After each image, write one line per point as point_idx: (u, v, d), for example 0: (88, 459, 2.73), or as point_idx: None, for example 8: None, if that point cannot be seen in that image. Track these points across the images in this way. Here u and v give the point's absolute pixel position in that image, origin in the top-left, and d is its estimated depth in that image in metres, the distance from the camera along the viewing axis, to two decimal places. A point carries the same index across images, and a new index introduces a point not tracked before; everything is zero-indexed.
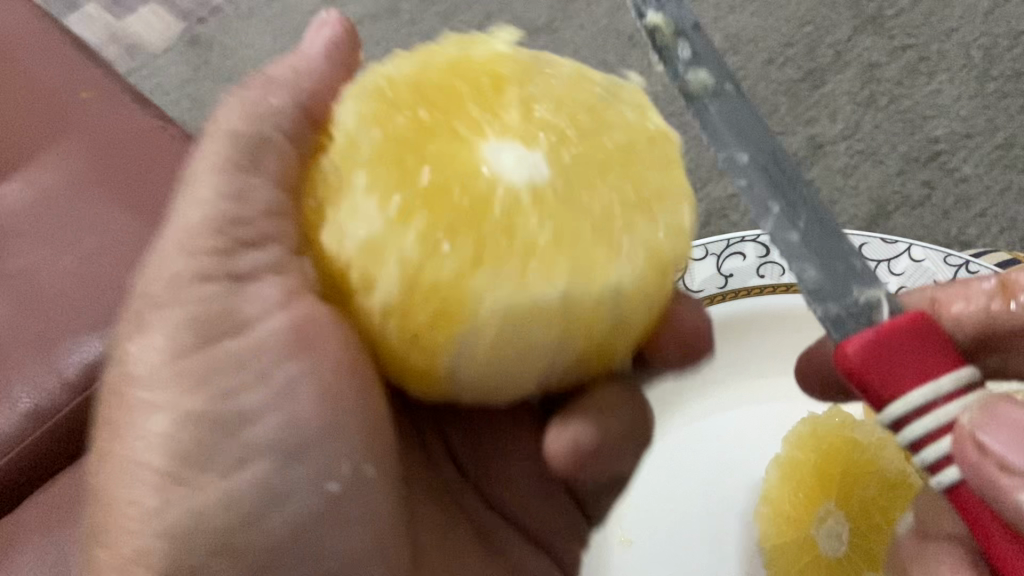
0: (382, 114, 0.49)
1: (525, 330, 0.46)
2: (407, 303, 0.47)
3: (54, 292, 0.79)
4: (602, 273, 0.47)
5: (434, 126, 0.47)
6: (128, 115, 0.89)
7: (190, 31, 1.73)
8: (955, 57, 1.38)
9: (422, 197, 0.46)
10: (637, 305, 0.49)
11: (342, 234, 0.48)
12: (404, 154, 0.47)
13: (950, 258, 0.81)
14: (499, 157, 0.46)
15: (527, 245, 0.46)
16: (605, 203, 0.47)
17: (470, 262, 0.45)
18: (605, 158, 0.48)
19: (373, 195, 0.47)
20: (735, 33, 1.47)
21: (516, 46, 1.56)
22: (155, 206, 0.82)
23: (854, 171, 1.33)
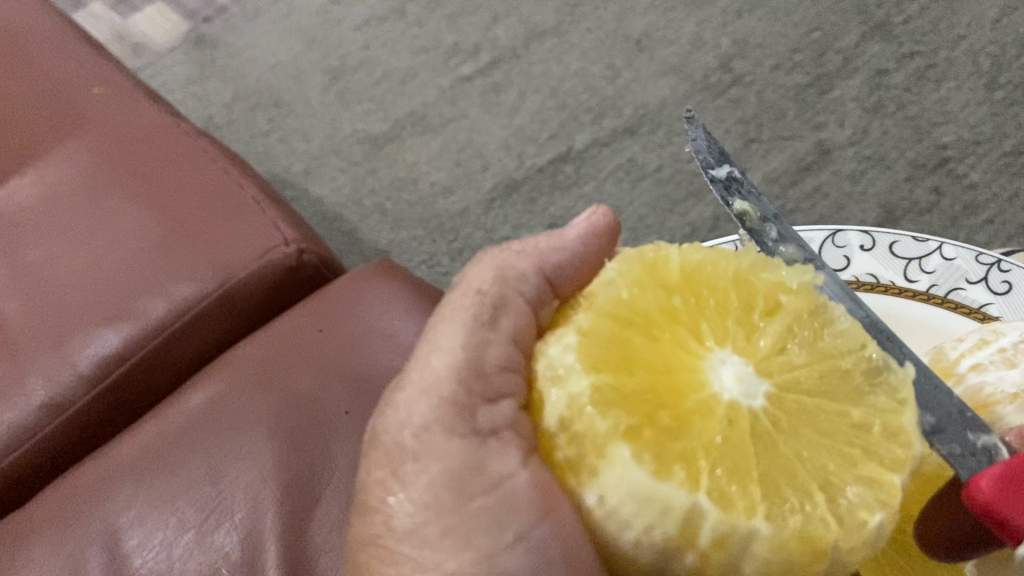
0: (649, 281, 0.43)
1: (686, 532, 0.38)
2: (576, 451, 0.40)
3: (71, 286, 0.78)
4: (749, 520, 0.38)
5: (684, 315, 0.42)
6: (143, 111, 0.89)
7: (195, 29, 1.73)
8: (964, 65, 1.37)
9: (629, 360, 0.40)
10: (788, 560, 0.38)
11: (544, 361, 0.44)
12: (634, 326, 0.42)
13: (982, 258, 0.81)
14: (720, 374, 0.40)
15: (753, 432, 0.39)
16: (806, 456, 0.40)
17: (645, 441, 0.38)
18: (836, 438, 0.40)
19: (577, 345, 0.42)
20: (743, 39, 1.47)
21: (524, 50, 1.55)
22: (171, 201, 0.82)
23: (862, 177, 1.33)
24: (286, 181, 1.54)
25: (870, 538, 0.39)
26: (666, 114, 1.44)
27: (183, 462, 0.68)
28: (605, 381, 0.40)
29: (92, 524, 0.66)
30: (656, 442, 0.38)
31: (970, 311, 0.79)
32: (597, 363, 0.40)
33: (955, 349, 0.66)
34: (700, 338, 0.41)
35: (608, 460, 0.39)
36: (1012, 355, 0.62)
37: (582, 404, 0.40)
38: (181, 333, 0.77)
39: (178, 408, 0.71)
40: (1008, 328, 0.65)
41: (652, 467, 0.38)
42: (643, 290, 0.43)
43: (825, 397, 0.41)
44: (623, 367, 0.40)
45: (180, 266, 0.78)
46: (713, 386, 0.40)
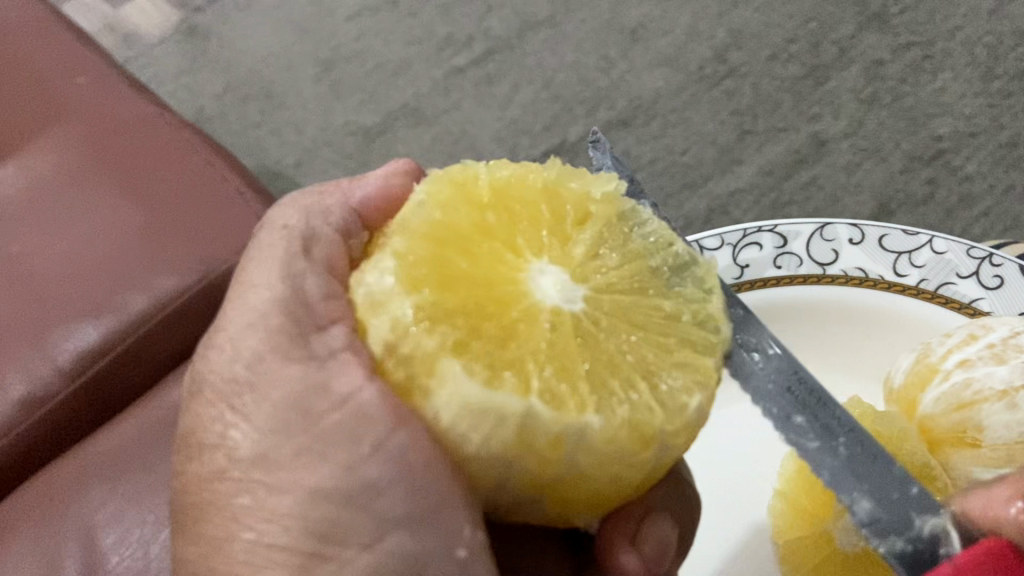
0: (460, 201, 0.45)
1: (523, 438, 0.39)
2: (406, 373, 0.41)
3: (51, 278, 0.77)
4: (580, 415, 0.39)
5: (497, 230, 0.44)
6: (126, 101, 0.87)
7: (186, 20, 1.71)
8: (960, 56, 1.36)
9: (451, 278, 0.41)
10: (617, 450, 0.40)
11: (360, 291, 0.45)
12: (448, 242, 0.43)
13: (976, 251, 0.79)
14: (541, 282, 0.42)
15: (565, 327, 0.41)
16: (626, 350, 0.42)
17: (474, 352, 0.39)
18: (650, 329, 0.43)
19: (394, 267, 0.43)
20: (738, 30, 1.46)
21: (517, 40, 1.54)
22: (153, 193, 0.81)
23: (858, 168, 1.32)
24: (277, 173, 1.53)
25: (692, 420, 0.41)
26: (661, 106, 1.43)
27: (161, 457, 0.67)
28: (428, 295, 0.41)
29: (69, 520, 0.65)
30: (488, 356, 0.39)
31: (959, 307, 0.78)
32: (411, 281, 0.42)
33: (941, 344, 0.69)
34: (528, 250, 0.43)
35: (439, 379, 0.40)
36: (1001, 350, 0.66)
37: (405, 324, 0.41)
38: (163, 328, 0.76)
39: (158, 402, 0.70)
40: (994, 322, 0.69)
41: (483, 380, 0.39)
42: (451, 209, 0.44)
43: (636, 294, 0.44)
44: (447, 283, 0.41)
45: (162, 259, 0.77)
46: (545, 290, 0.42)
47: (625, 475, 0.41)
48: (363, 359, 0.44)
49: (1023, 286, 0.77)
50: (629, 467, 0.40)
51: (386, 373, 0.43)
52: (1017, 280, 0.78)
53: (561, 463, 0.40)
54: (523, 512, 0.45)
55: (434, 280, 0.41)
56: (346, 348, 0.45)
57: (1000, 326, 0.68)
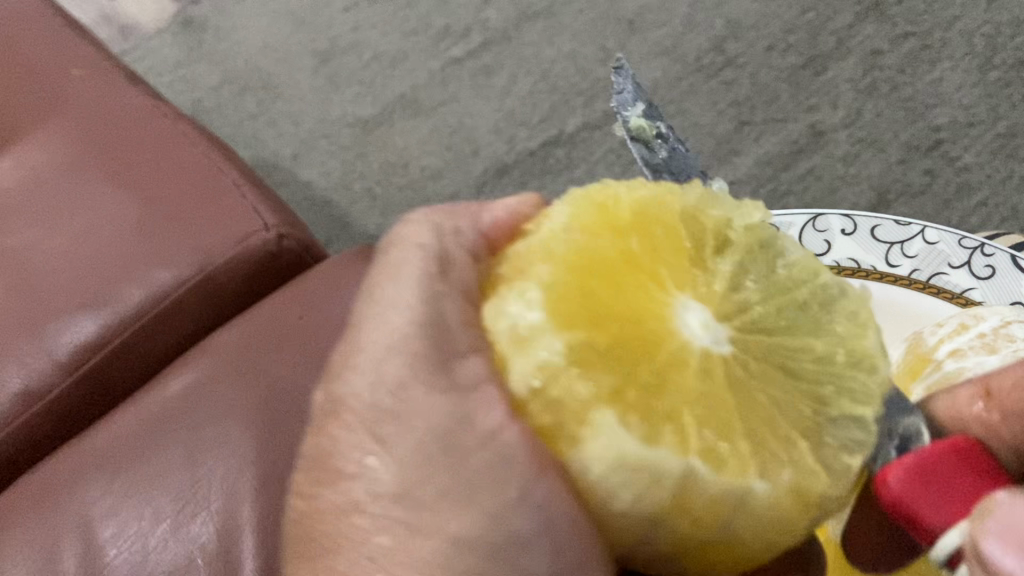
0: (602, 224, 0.41)
1: (679, 501, 0.37)
2: (552, 418, 0.38)
3: (49, 272, 0.77)
4: (749, 479, 0.37)
5: (641, 260, 0.39)
6: (121, 93, 0.87)
7: (182, 11, 1.71)
8: (958, 45, 1.36)
9: (602, 314, 0.38)
10: (776, 512, 0.38)
11: (504, 323, 0.41)
12: (596, 272, 0.39)
13: (966, 241, 0.80)
14: (690, 320, 0.38)
15: (718, 375, 0.38)
16: (783, 400, 0.40)
17: (634, 411, 0.37)
18: (800, 379, 0.41)
19: (541, 303, 0.39)
20: (736, 20, 1.45)
21: (515, 31, 1.53)
22: (150, 185, 0.80)
23: (856, 159, 1.32)
24: (275, 166, 1.53)
25: (851, 481, 0.41)
26: (658, 97, 1.42)
27: (159, 450, 0.67)
28: (582, 339, 0.37)
29: (68, 512, 0.65)
30: (647, 410, 0.37)
31: (951, 297, 0.78)
32: (561, 317, 0.38)
33: (933, 335, 0.72)
34: (694, 284, 0.40)
35: (596, 434, 0.37)
36: (991, 340, 0.67)
37: (551, 368, 0.38)
38: (160, 320, 0.76)
39: (156, 395, 0.70)
40: (985, 313, 0.70)
41: (643, 436, 0.36)
42: (602, 236, 0.40)
43: (785, 334, 0.41)
44: (598, 322, 0.38)
45: (158, 252, 0.77)
46: (703, 329, 0.38)
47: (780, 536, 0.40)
48: (503, 397, 0.41)
49: (1012, 275, 0.78)
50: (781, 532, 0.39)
51: (525, 415, 0.40)
52: (1008, 270, 0.78)
53: (713, 525, 0.38)
54: (653, 564, 0.42)
55: (573, 317, 0.38)
56: (488, 379, 0.42)
57: (991, 317, 0.69)
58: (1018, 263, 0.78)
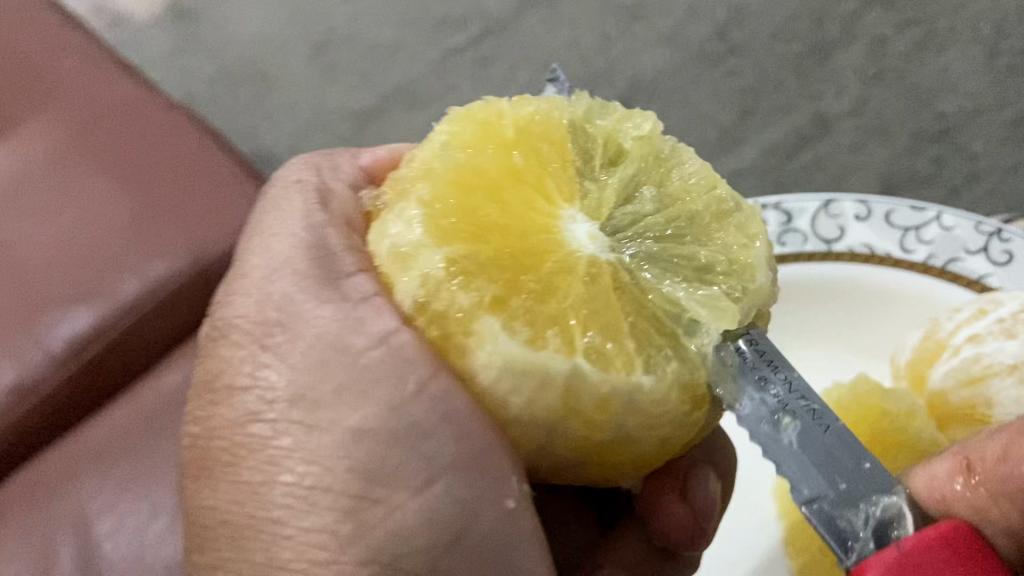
0: (481, 141, 0.45)
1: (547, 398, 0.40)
2: (440, 331, 0.41)
3: (41, 263, 0.75)
4: (632, 374, 0.40)
5: (523, 174, 0.43)
6: (114, 81, 0.85)
7: (176, 3, 1.68)
8: (965, 32, 1.34)
9: (484, 228, 0.41)
10: (665, 414, 0.41)
11: (388, 243, 0.44)
12: (478, 187, 0.43)
13: (984, 226, 0.77)
14: (576, 232, 0.42)
15: (593, 278, 0.42)
16: (660, 306, 0.43)
17: (535, 310, 0.40)
18: (681, 271, 0.44)
19: (421, 219, 0.42)
20: (740, 9, 1.43)
21: (515, 21, 1.51)
22: (143, 174, 0.78)
23: (862, 147, 1.30)
24: (270, 158, 1.50)
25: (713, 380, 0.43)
26: (661, 86, 1.40)
27: (155, 445, 0.65)
28: (461, 249, 0.40)
29: (60, 509, 0.63)
30: (529, 313, 0.39)
31: (968, 283, 0.77)
32: (439, 231, 0.41)
33: (949, 321, 0.70)
34: (598, 204, 0.44)
35: (480, 342, 0.40)
36: (1011, 324, 0.66)
37: (433, 280, 0.41)
38: (157, 313, 0.74)
39: (150, 388, 0.68)
40: (1003, 294, 0.69)
41: (526, 338, 0.39)
42: (471, 152, 0.44)
43: (672, 240, 0.45)
44: (472, 234, 0.41)
45: (154, 242, 0.75)
46: (584, 235, 0.42)
47: (666, 439, 0.42)
48: (394, 308, 0.43)
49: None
50: (670, 425, 0.41)
51: (418, 328, 0.42)
52: None
53: (600, 428, 0.40)
54: (562, 472, 0.44)
55: (457, 231, 0.41)
56: (376, 294, 0.44)
57: (1011, 299, 0.68)
58: None
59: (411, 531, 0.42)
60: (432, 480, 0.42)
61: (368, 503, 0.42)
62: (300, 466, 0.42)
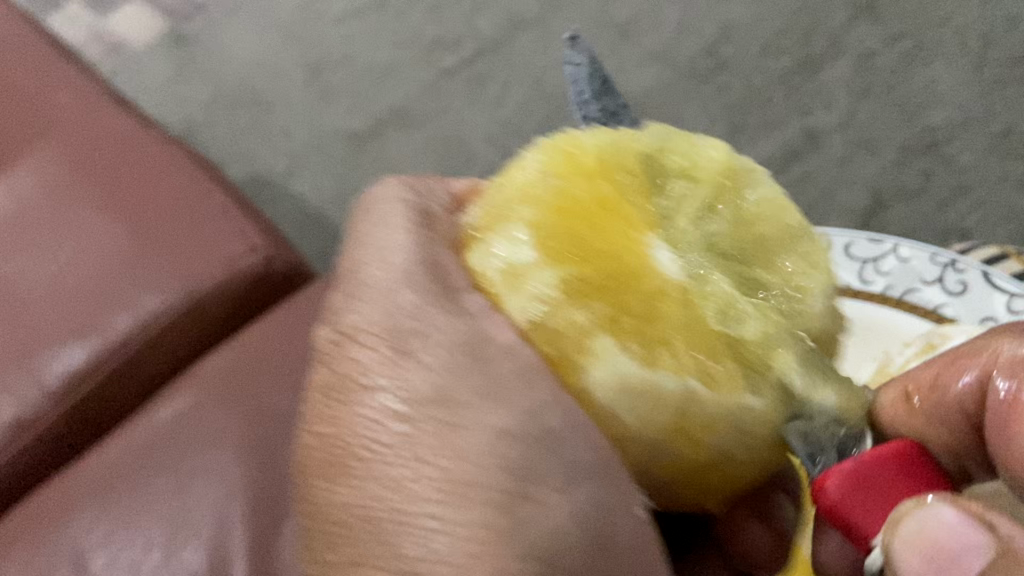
0: (568, 167, 0.40)
1: (554, 335, 0.37)
2: (557, 351, 0.38)
3: (37, 299, 0.76)
4: (738, 396, 0.38)
5: (613, 200, 0.39)
6: (108, 118, 0.86)
7: (172, 28, 1.70)
8: (951, 43, 1.35)
9: (586, 252, 0.37)
10: (641, 401, 0.36)
11: (491, 264, 0.40)
12: (598, 172, 0.39)
13: (939, 257, 0.79)
14: (661, 256, 0.38)
15: (693, 297, 0.38)
16: (763, 338, 0.39)
17: (568, 271, 0.37)
18: (742, 273, 0.40)
19: (529, 237, 0.38)
20: (729, 24, 1.45)
21: (507, 40, 1.52)
22: (138, 209, 0.80)
23: (851, 161, 1.31)
24: (268, 182, 1.52)
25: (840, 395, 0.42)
26: (652, 104, 1.42)
27: (149, 477, 0.66)
28: (577, 280, 0.37)
29: (57, 544, 0.64)
30: (643, 343, 0.36)
31: (924, 313, 0.78)
32: (531, 263, 0.38)
33: (901, 355, 0.75)
34: (679, 234, 0.39)
35: (595, 371, 0.37)
36: (934, 343, 0.72)
37: (536, 311, 0.38)
38: (151, 345, 0.76)
39: (147, 422, 0.70)
40: (951, 330, 0.73)
41: (642, 362, 0.36)
42: (558, 176, 0.39)
43: (756, 256, 0.41)
44: (577, 257, 0.37)
45: (147, 276, 0.77)
46: (676, 263, 0.38)
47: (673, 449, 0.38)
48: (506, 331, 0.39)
49: (985, 291, 0.76)
50: (664, 434, 0.37)
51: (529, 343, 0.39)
52: (979, 287, 0.77)
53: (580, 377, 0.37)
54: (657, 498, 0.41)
55: (569, 258, 0.37)
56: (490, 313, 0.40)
57: (957, 334, 0.71)
58: (989, 279, 0.76)
59: (563, 531, 0.39)
60: (575, 481, 0.39)
61: (521, 498, 0.39)
62: (441, 462, 0.39)
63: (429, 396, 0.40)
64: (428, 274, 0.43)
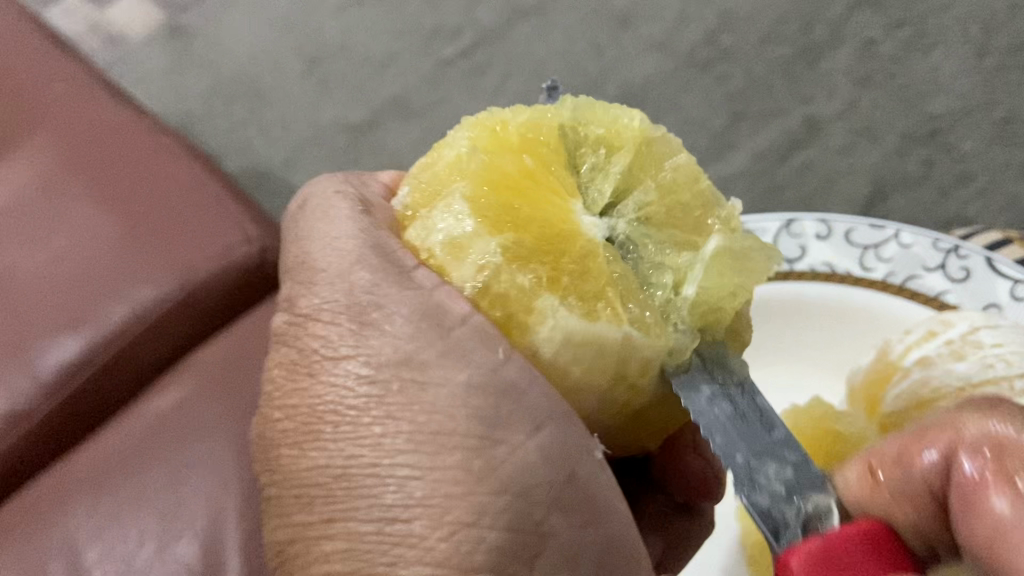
0: (497, 146, 0.48)
1: (501, 297, 0.45)
2: (503, 311, 0.45)
3: (32, 291, 0.76)
4: (662, 339, 0.46)
5: (538, 174, 0.47)
6: (102, 108, 0.86)
7: (170, 20, 1.69)
8: (952, 31, 1.34)
9: (519, 220, 0.45)
10: (584, 351, 0.44)
11: (438, 237, 0.46)
12: (521, 151, 0.48)
13: (941, 243, 0.78)
14: (583, 218, 0.46)
15: (607, 252, 0.46)
16: (656, 262, 0.48)
17: (514, 241, 0.44)
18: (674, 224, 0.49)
19: (467, 211, 0.45)
20: (728, 14, 1.44)
21: (506, 31, 1.52)
22: (134, 200, 0.80)
23: (852, 150, 1.30)
24: (266, 173, 1.51)
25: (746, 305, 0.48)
26: (652, 94, 1.41)
27: (144, 470, 0.66)
28: (515, 243, 0.44)
29: (50, 536, 0.64)
30: (579, 297, 0.44)
31: (927, 300, 0.77)
32: (465, 231, 0.45)
33: (901, 342, 0.70)
34: (595, 198, 0.48)
35: (537, 335, 0.44)
36: (959, 347, 0.66)
37: (482, 278, 0.45)
38: (146, 336, 0.75)
39: (141, 414, 0.69)
40: (953, 317, 0.69)
41: (582, 313, 0.44)
42: (485, 154, 0.47)
43: (677, 219, 0.49)
44: (514, 229, 0.45)
45: (142, 267, 0.76)
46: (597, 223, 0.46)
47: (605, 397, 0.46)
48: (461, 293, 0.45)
49: (988, 277, 0.76)
50: (607, 380, 0.45)
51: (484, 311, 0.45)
52: (982, 273, 0.76)
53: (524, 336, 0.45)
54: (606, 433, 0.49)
55: (499, 223, 0.45)
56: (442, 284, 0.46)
57: (960, 320, 0.68)
58: (993, 266, 0.76)
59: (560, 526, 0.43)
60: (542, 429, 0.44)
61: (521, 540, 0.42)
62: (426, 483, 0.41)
63: (411, 382, 0.44)
64: (386, 258, 0.47)
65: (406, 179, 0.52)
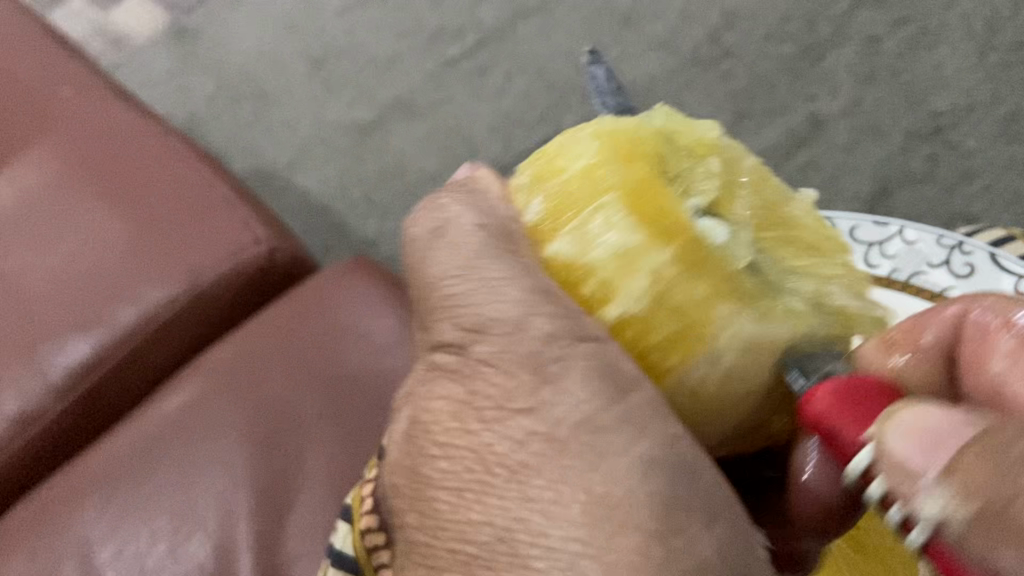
0: (615, 154, 0.43)
1: (669, 314, 0.40)
2: (663, 339, 0.41)
3: (41, 293, 0.76)
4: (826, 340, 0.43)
5: (655, 177, 0.42)
6: (110, 111, 0.86)
7: (175, 22, 1.70)
8: (956, 28, 1.34)
9: (658, 220, 0.41)
10: (754, 361, 0.41)
11: (567, 254, 0.43)
12: (635, 156, 0.43)
13: (943, 240, 0.78)
14: (712, 227, 0.42)
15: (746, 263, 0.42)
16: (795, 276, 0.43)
17: (677, 249, 0.40)
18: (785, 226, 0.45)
19: (620, 228, 0.41)
20: (731, 11, 1.44)
21: (510, 31, 1.52)
22: (141, 203, 0.80)
23: (856, 147, 1.31)
24: (272, 175, 1.52)
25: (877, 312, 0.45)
26: (656, 92, 1.41)
27: (155, 470, 0.66)
28: (678, 256, 0.40)
29: (64, 537, 0.65)
30: (734, 304, 0.40)
31: (932, 296, 0.77)
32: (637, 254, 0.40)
33: None
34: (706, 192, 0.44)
35: (721, 347, 0.40)
36: None
37: (634, 302, 0.41)
38: (156, 338, 0.76)
39: (151, 413, 0.70)
40: None
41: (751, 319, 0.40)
42: (615, 164, 0.42)
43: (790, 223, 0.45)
44: (670, 235, 0.41)
45: (151, 269, 0.77)
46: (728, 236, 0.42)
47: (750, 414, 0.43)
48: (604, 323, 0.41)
49: (993, 272, 0.76)
50: (762, 392, 0.42)
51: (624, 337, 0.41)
52: (986, 269, 0.76)
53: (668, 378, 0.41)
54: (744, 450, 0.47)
55: (655, 236, 0.40)
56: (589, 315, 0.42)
57: None
58: (998, 262, 0.76)
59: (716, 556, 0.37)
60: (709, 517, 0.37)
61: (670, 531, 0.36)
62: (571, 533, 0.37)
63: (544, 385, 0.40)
64: (538, 281, 0.43)
65: (524, 193, 0.46)
